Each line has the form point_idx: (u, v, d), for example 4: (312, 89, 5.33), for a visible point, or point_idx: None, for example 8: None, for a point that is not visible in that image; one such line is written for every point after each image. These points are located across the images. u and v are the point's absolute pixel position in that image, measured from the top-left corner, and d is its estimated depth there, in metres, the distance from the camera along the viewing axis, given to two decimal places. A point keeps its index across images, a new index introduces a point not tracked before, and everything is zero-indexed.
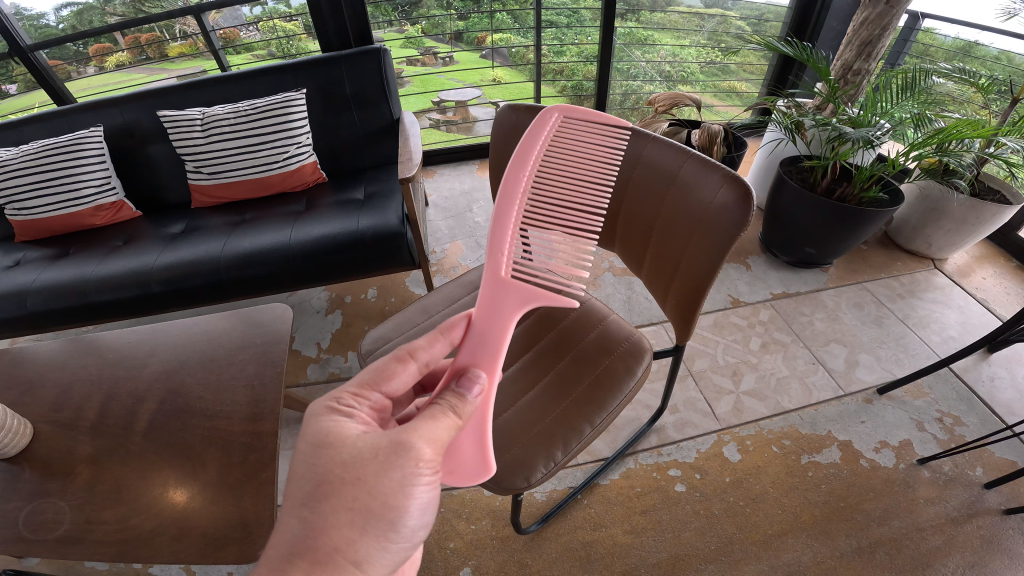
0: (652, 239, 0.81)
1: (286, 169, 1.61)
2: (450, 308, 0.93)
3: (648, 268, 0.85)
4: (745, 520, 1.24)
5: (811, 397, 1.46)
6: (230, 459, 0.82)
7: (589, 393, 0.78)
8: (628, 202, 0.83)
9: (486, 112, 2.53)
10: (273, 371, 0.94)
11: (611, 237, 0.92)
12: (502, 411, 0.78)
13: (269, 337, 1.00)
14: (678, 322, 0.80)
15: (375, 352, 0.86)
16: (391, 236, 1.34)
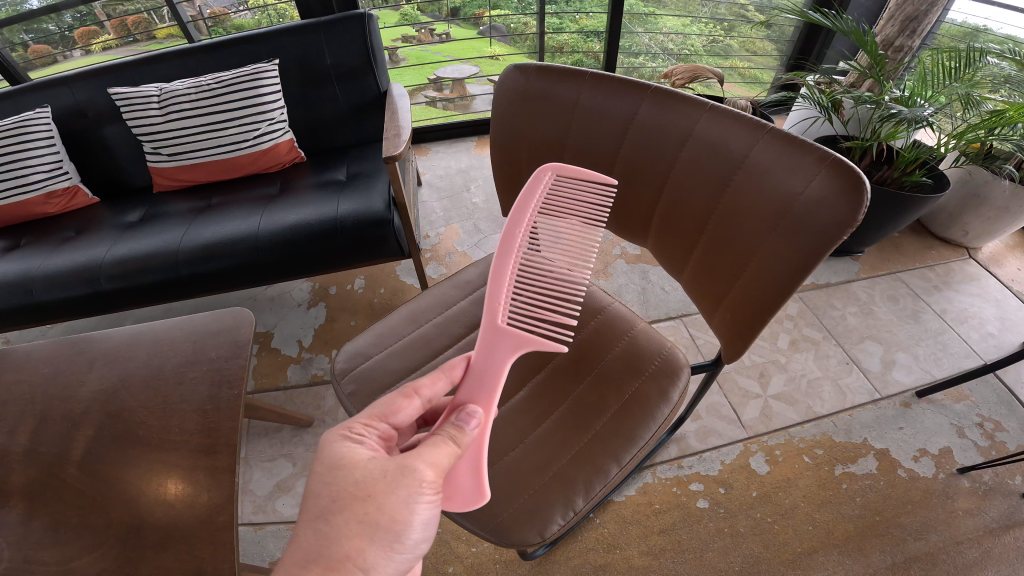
0: (702, 236, 0.65)
1: (258, 148, 1.45)
2: (443, 314, 0.78)
3: (692, 269, 0.70)
4: (773, 537, 1.12)
5: (845, 401, 1.33)
6: (181, 498, 0.68)
7: (616, 424, 0.63)
8: (671, 190, 0.67)
9: (485, 90, 2.29)
10: (229, 393, 0.77)
11: (646, 228, 0.76)
12: (508, 446, 0.63)
13: (226, 348, 0.83)
14: (729, 336, 0.67)
15: (354, 371, 0.71)
16: (375, 223, 1.18)
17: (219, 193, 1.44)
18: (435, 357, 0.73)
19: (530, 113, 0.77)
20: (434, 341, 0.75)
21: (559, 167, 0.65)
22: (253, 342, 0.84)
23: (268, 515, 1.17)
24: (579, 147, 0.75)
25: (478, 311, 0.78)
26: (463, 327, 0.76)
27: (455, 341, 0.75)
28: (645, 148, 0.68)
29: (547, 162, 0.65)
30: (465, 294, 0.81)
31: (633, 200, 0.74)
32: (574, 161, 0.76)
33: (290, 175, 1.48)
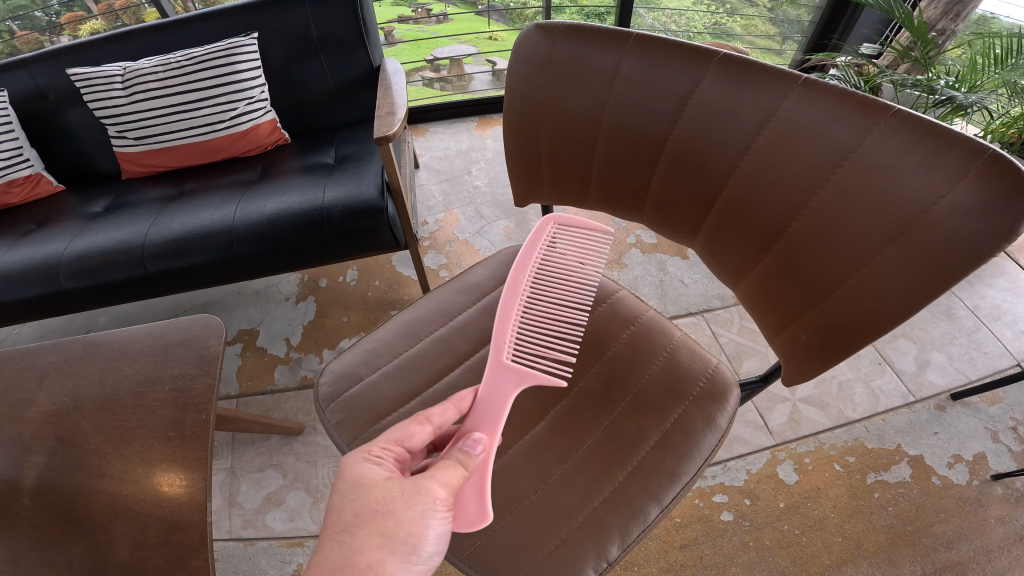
0: (782, 239, 0.57)
1: (237, 128, 1.38)
2: (443, 324, 0.68)
3: (759, 275, 0.62)
4: (800, 550, 1.04)
5: (878, 405, 1.24)
6: (145, 541, 0.58)
7: (654, 457, 0.54)
8: (742, 186, 0.58)
9: (483, 73, 2.11)
10: (195, 417, 0.67)
11: (700, 226, 0.67)
12: (533, 486, 0.54)
13: (189, 359, 0.72)
14: (798, 355, 0.59)
15: (341, 396, 0.62)
16: (367, 212, 1.07)
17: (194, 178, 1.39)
18: (437, 378, 0.63)
19: (556, 84, 0.66)
20: (435, 358, 0.64)
21: (561, 216, 0.62)
22: (221, 356, 0.73)
23: (257, 530, 1.08)
24: (619, 128, 0.65)
25: (486, 320, 0.68)
26: (470, 343, 0.66)
27: (461, 359, 0.65)
28: (710, 133, 0.58)
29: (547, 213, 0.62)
30: (470, 301, 0.70)
31: (686, 193, 0.64)
32: (608, 144, 0.67)
33: (272, 157, 1.42)
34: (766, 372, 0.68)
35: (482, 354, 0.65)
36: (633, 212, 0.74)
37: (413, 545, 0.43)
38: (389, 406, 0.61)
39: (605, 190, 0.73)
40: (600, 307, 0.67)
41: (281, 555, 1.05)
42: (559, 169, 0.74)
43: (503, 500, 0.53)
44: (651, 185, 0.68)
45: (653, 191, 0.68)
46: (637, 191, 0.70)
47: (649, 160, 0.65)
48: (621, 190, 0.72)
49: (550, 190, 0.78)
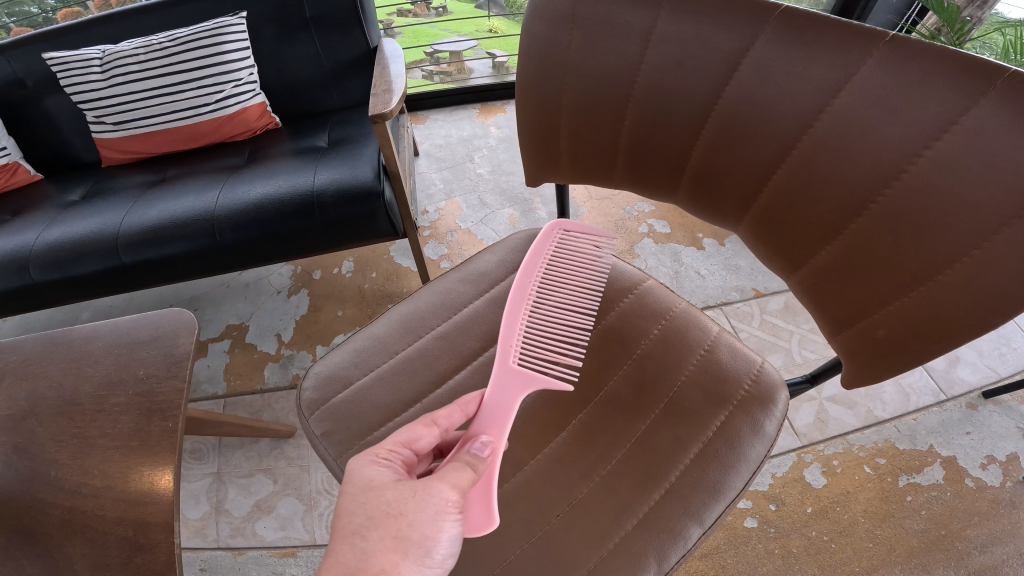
0: (850, 228, 0.52)
1: (224, 112, 1.30)
2: (446, 320, 0.60)
3: (818, 266, 0.57)
4: (830, 558, 0.96)
5: (908, 403, 1.16)
6: (104, 564, 0.51)
7: (697, 472, 0.47)
8: (804, 167, 0.53)
9: (484, 66, 2.00)
10: (163, 425, 0.59)
11: (752, 210, 0.62)
12: (555, 508, 0.47)
13: (158, 359, 0.64)
14: (864, 352, 0.55)
15: (328, 403, 0.54)
16: (361, 197, 0.99)
17: (178, 164, 1.32)
18: (439, 382, 0.55)
19: (583, 42, 0.60)
20: (437, 359, 0.57)
21: (569, 223, 0.57)
22: (191, 356, 0.65)
23: (246, 538, 1.01)
24: (658, 97, 0.59)
25: (496, 314, 0.60)
26: (478, 340, 0.58)
27: (468, 358, 0.57)
28: (770, 105, 0.53)
29: (554, 217, 0.57)
30: (477, 292, 0.62)
31: (737, 170, 0.59)
32: (646, 114, 0.61)
33: (262, 142, 1.33)
34: (809, 373, 0.65)
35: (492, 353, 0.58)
36: (666, 193, 0.70)
37: (423, 567, 0.37)
38: (384, 416, 0.53)
39: (632, 168, 0.69)
40: (627, 298, 0.59)
41: (272, 565, 0.97)
42: (582, 145, 0.68)
43: (517, 525, 0.47)
44: (688, 165, 0.64)
45: (692, 173, 0.64)
46: (672, 172, 0.66)
47: (690, 135, 0.60)
48: (653, 169, 0.67)
49: (569, 167, 0.73)
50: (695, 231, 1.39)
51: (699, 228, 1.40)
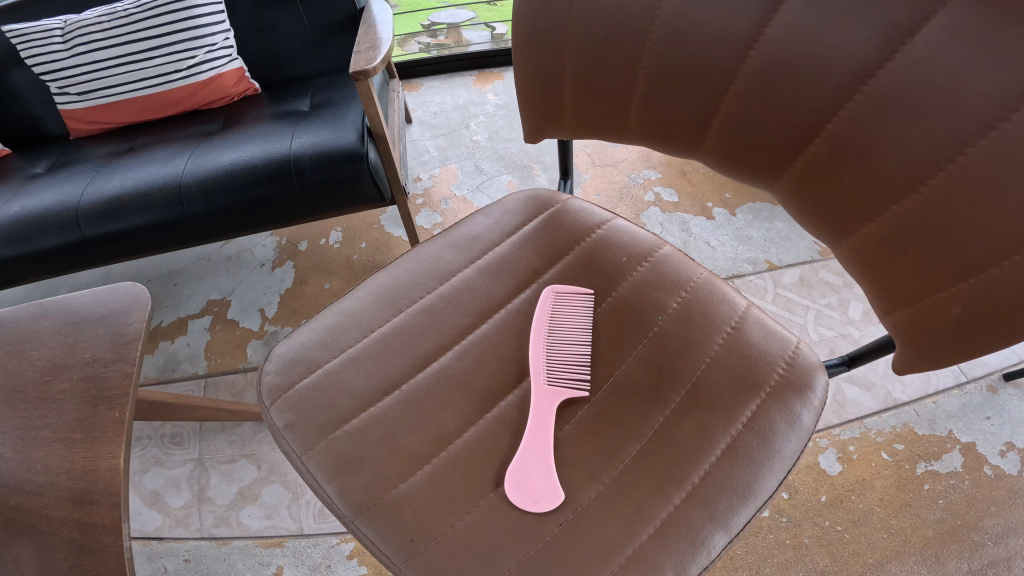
0: (916, 192, 0.46)
1: (196, 78, 1.23)
2: (429, 293, 0.53)
3: (869, 235, 0.51)
4: (842, 548, 0.91)
5: (928, 386, 1.08)
6: (49, 569, 0.45)
7: (724, 470, 0.42)
8: (870, 117, 0.47)
9: (482, 36, 1.90)
10: (110, 412, 0.53)
11: (792, 167, 0.56)
12: (557, 516, 0.40)
13: (106, 339, 0.57)
14: (913, 336, 0.48)
15: (291, 390, 0.47)
16: (341, 158, 0.93)
17: (150, 133, 1.24)
18: (421, 365, 0.49)
19: None
20: (419, 338, 0.50)
21: (560, 285, 0.53)
22: (142, 336, 0.58)
23: (229, 527, 0.96)
24: (682, 39, 0.54)
25: (486, 284, 0.54)
26: (468, 316, 0.52)
27: (451, 338, 0.50)
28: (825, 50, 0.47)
29: (549, 287, 0.52)
30: (466, 260, 0.55)
31: (783, 117, 0.53)
32: (673, 63, 0.56)
33: (239, 109, 1.25)
34: (846, 353, 0.57)
35: (484, 330, 0.51)
36: (690, 148, 0.63)
37: None
38: (356, 405, 0.46)
39: (650, 117, 0.62)
40: (642, 267, 0.54)
41: (258, 556, 0.92)
42: (593, 94, 0.62)
43: (507, 536, 0.40)
44: (718, 115, 0.57)
45: (725, 124, 0.58)
46: (701, 123, 0.59)
47: (722, 80, 0.55)
48: (675, 121, 0.61)
49: (574, 119, 0.65)
50: (704, 200, 1.32)
51: (708, 197, 1.33)
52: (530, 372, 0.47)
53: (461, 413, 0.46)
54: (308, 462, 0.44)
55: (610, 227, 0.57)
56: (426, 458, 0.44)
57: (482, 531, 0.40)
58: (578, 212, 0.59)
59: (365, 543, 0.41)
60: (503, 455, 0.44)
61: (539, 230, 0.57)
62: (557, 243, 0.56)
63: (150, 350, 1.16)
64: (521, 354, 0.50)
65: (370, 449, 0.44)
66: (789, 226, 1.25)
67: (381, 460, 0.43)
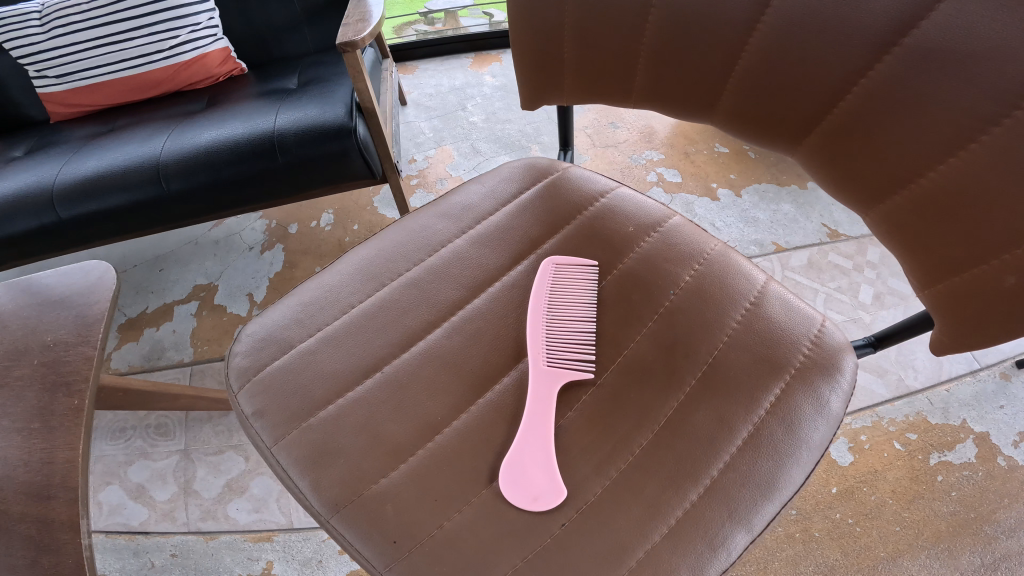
0: (960, 153, 0.42)
1: (178, 58, 1.17)
2: (416, 265, 0.49)
3: (904, 201, 0.47)
4: (853, 541, 0.87)
5: (941, 372, 1.03)
6: (6, 568, 0.42)
7: (748, 460, 0.38)
8: (910, 70, 0.43)
9: (479, 24, 1.82)
10: (73, 399, 0.48)
11: (813, 130, 0.52)
12: (559, 515, 0.36)
13: (69, 322, 0.53)
14: (952, 310, 0.44)
15: (260, 374, 0.43)
16: (330, 133, 0.88)
17: (132, 114, 1.18)
18: (406, 344, 0.44)
19: None
20: (404, 314, 0.46)
21: (562, 257, 0.48)
22: (106, 316, 0.53)
23: (214, 520, 0.92)
24: None
25: (478, 255, 0.49)
26: (459, 290, 0.47)
27: (439, 314, 0.46)
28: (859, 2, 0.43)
29: (549, 259, 0.48)
30: (458, 230, 0.51)
31: (807, 76, 0.48)
32: (687, 20, 0.51)
33: (224, 89, 1.19)
34: (873, 336, 0.55)
35: (477, 305, 0.47)
36: (702, 112, 0.59)
37: None
38: (331, 390, 0.42)
39: (658, 78, 0.57)
40: (650, 238, 0.50)
41: (247, 552, 0.89)
42: (596, 55, 0.57)
43: (503, 533, 0.36)
44: (735, 73, 0.53)
45: (742, 85, 0.53)
46: (716, 83, 0.55)
47: (740, 34, 0.50)
48: (688, 83, 0.56)
49: (574, 84, 0.60)
50: (708, 181, 1.27)
51: (713, 177, 1.28)
52: (528, 349, 0.43)
53: (449, 399, 0.42)
54: (278, 455, 0.40)
55: (613, 195, 0.53)
56: (410, 450, 0.39)
57: (474, 530, 0.36)
58: (579, 179, 0.54)
59: (341, 544, 0.37)
60: (498, 444, 0.40)
61: (537, 199, 0.53)
62: (556, 213, 0.52)
63: (136, 337, 1.12)
64: (518, 332, 0.45)
65: (347, 440, 0.40)
66: (796, 208, 1.20)
67: (360, 453, 0.39)
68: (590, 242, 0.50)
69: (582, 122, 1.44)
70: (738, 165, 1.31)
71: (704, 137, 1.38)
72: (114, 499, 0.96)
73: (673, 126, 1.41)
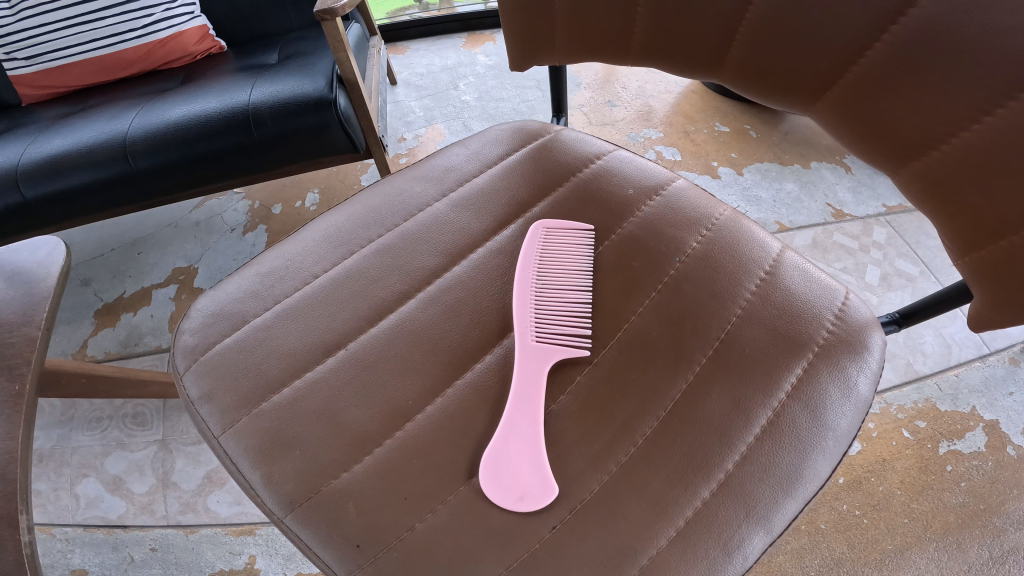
0: (1008, 104, 0.36)
1: (152, 36, 1.11)
2: (389, 230, 0.44)
3: (940, 159, 0.42)
4: (860, 533, 0.83)
5: (949, 357, 0.99)
6: None
7: (769, 451, 0.34)
8: (951, 14, 0.37)
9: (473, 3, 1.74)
10: (13, 387, 0.44)
11: (834, 85, 0.47)
12: (549, 517, 0.32)
13: (12, 299, 0.48)
14: (992, 278, 0.40)
15: (210, 352, 0.39)
16: (309, 104, 0.82)
17: (105, 93, 1.12)
18: (374, 319, 0.40)
19: None
20: (373, 283, 0.41)
21: (553, 220, 0.44)
22: (53, 294, 0.49)
23: (192, 512, 0.88)
24: None
25: (459, 220, 0.44)
26: (438, 257, 0.43)
27: (414, 284, 0.41)
28: None
29: (537, 223, 0.44)
30: (437, 193, 0.47)
31: (829, 26, 0.43)
32: None
33: (202, 66, 1.13)
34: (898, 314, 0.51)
35: (457, 274, 0.42)
36: (708, 69, 0.53)
37: None
38: (287, 369, 0.37)
39: (658, 32, 0.52)
40: (652, 202, 0.45)
41: (228, 545, 0.85)
42: (590, 9, 0.51)
43: (485, 538, 0.31)
44: (746, 25, 0.47)
45: (753, 39, 0.48)
46: (724, 35, 0.49)
47: None
48: (692, 36, 0.51)
49: (565, 41, 0.55)
50: (709, 159, 1.22)
51: (713, 155, 1.23)
52: (514, 321, 0.39)
53: (423, 380, 0.37)
54: (227, 444, 0.35)
55: (610, 157, 0.48)
56: (376, 441, 0.35)
57: (450, 533, 0.32)
58: (572, 141, 0.50)
59: (297, 544, 0.33)
60: (479, 436, 0.35)
61: (525, 161, 0.48)
62: (546, 175, 0.47)
63: (112, 322, 1.07)
64: (503, 307, 0.41)
65: (304, 429, 0.35)
66: (800, 187, 1.16)
67: (321, 443, 0.35)
68: (586, 205, 0.45)
69: (578, 100, 1.39)
70: (740, 143, 1.25)
71: (704, 116, 1.32)
72: (91, 492, 0.92)
73: (672, 104, 1.35)
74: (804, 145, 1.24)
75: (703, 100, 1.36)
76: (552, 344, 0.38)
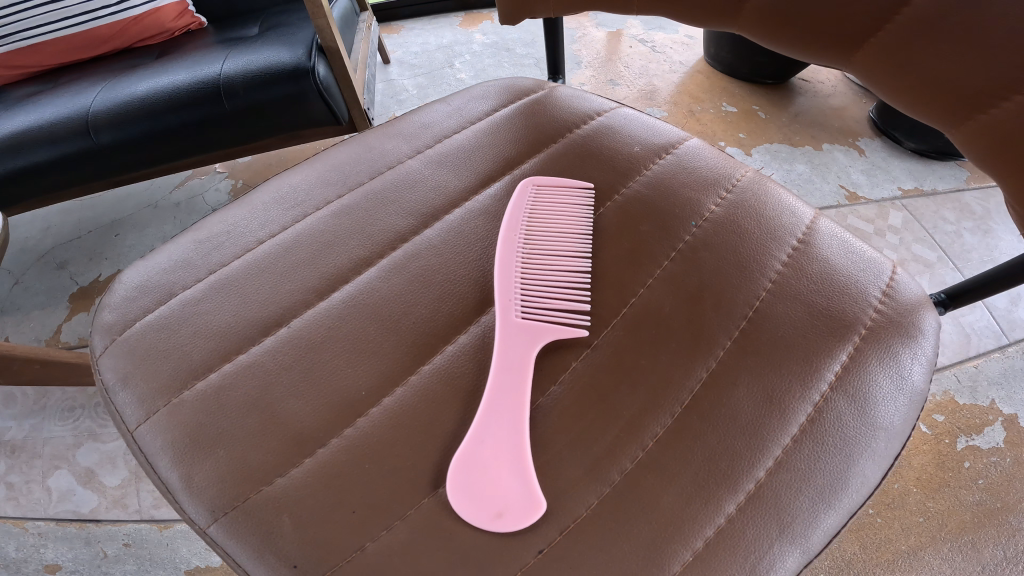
0: None
1: (126, 12, 1.01)
2: (351, 189, 0.41)
3: (1010, 114, 0.36)
4: (872, 532, 0.76)
5: (968, 348, 0.92)
6: None
7: (809, 451, 0.30)
8: None
9: None
10: None
11: (877, 33, 0.41)
12: (534, 538, 0.27)
13: None
14: None
15: (131, 332, 0.35)
16: (285, 72, 0.76)
17: (74, 69, 1.04)
18: (327, 291, 0.36)
19: None
20: (328, 249, 0.37)
21: (545, 178, 0.40)
22: None
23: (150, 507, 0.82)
24: None
25: (435, 176, 0.41)
26: (406, 220, 0.39)
27: (373, 248, 0.38)
28: None
29: (527, 180, 0.40)
30: (412, 150, 0.43)
31: None
32: None
33: (179, 40, 1.05)
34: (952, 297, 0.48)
35: (428, 238, 0.38)
36: (726, 21, 0.47)
37: None
38: (219, 354, 0.33)
39: None
40: (661, 161, 0.42)
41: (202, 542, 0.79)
42: None
43: (452, 562, 0.26)
44: None
45: None
46: None
47: None
48: None
49: None
50: (716, 139, 1.15)
51: (720, 136, 1.16)
52: (496, 297, 0.35)
53: (381, 369, 0.33)
54: (144, 438, 0.31)
55: (611, 115, 0.45)
56: (321, 440, 0.30)
57: (412, 553, 0.27)
58: (570, 98, 0.46)
59: (225, 556, 0.29)
60: (450, 441, 0.30)
61: (513, 116, 0.45)
62: (541, 132, 0.44)
63: (85, 307, 1.01)
64: (483, 294, 0.36)
65: (237, 425, 0.31)
66: (811, 168, 1.09)
67: (250, 442, 0.30)
68: (585, 163, 0.42)
69: (578, 80, 1.32)
70: (748, 124, 1.19)
71: (711, 96, 1.25)
72: (62, 485, 0.86)
73: (676, 84, 1.29)
74: (815, 127, 1.18)
75: (709, 80, 1.29)
76: (541, 328, 0.33)
